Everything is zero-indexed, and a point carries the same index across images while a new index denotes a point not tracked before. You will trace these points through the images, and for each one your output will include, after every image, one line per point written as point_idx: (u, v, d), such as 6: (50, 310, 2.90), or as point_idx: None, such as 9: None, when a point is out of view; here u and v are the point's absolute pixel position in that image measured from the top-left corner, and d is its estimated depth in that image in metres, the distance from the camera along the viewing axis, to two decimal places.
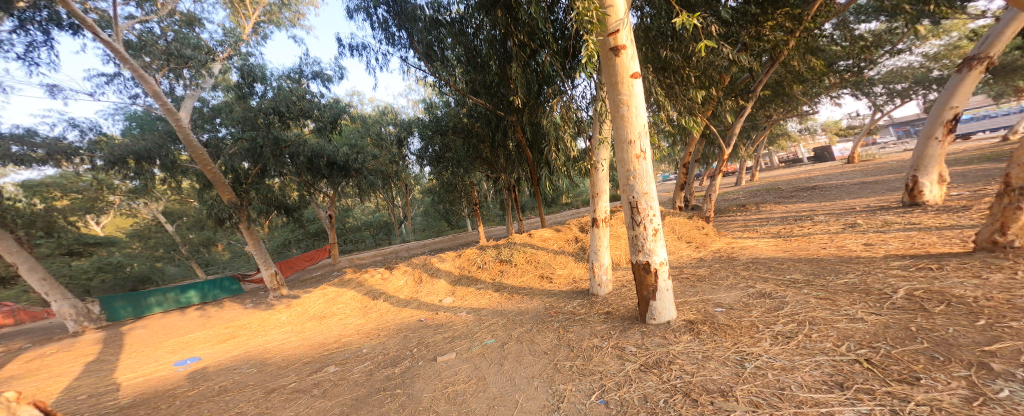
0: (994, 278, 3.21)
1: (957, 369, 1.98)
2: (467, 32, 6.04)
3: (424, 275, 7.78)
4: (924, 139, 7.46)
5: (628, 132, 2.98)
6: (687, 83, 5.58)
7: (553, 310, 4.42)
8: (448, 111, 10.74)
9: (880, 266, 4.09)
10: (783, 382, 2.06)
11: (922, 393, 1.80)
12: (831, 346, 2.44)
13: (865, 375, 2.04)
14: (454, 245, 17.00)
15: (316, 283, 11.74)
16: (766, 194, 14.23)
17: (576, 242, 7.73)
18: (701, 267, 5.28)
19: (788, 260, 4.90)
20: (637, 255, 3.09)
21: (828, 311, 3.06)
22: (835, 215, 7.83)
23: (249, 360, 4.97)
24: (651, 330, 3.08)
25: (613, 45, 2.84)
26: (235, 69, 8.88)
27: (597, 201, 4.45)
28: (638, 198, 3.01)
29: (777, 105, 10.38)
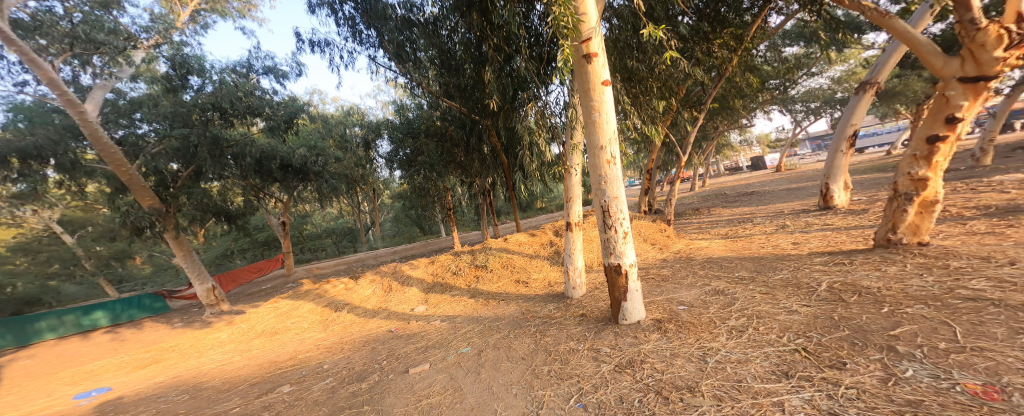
0: (890, 270, 3.79)
1: (873, 352, 2.29)
2: (440, 33, 6.03)
3: (394, 284, 7.45)
4: (832, 151, 8.54)
5: (599, 139, 3.10)
6: (650, 93, 5.94)
7: (529, 314, 4.46)
8: (420, 114, 10.62)
9: (806, 262, 4.62)
10: (739, 374, 2.24)
11: (850, 377, 2.05)
12: (776, 337, 2.71)
13: (804, 362, 2.28)
14: (426, 251, 16.59)
15: (263, 297, 10.81)
16: (715, 199, 15.51)
17: (550, 246, 7.85)
18: (665, 268, 5.62)
19: (736, 259, 5.38)
20: (608, 257, 3.21)
21: (771, 304, 3.39)
22: (769, 217, 8.75)
23: (181, 386, 4.43)
24: (623, 330, 3.21)
25: (586, 52, 2.94)
26: (164, 60, 7.99)
27: (570, 205, 4.56)
28: (609, 202, 3.14)
29: (724, 117, 11.42)
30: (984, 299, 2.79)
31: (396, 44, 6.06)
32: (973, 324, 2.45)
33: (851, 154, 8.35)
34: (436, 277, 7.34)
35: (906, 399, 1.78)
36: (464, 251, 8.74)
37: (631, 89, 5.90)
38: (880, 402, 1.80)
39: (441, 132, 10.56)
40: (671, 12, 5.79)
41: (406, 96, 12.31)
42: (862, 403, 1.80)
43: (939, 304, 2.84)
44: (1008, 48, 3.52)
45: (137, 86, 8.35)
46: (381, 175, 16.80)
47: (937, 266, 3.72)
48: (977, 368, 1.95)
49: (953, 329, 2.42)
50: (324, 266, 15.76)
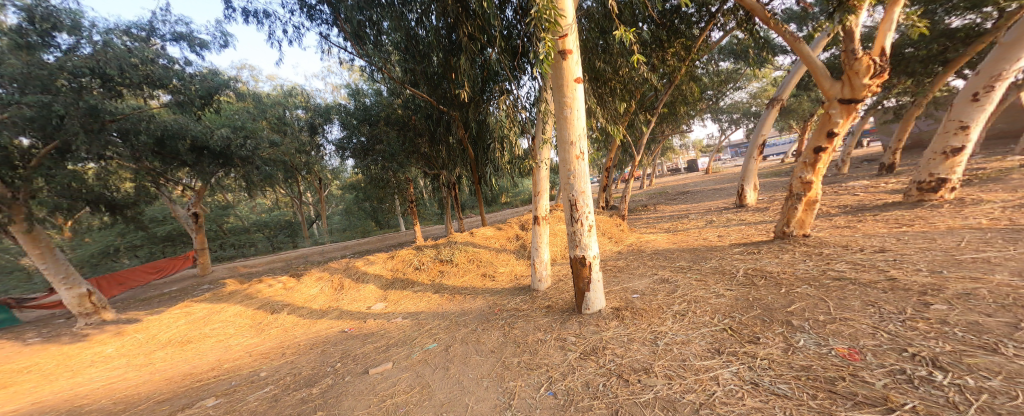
0: (785, 257, 4.58)
1: (777, 327, 2.75)
2: (408, 20, 5.54)
3: (345, 281, 6.95)
4: (747, 158, 9.90)
5: (570, 135, 3.20)
6: (614, 93, 6.46)
7: (496, 308, 4.48)
8: (380, 100, 9.95)
9: (727, 252, 5.36)
10: (683, 354, 2.53)
11: (762, 349, 2.45)
12: (709, 318, 3.10)
13: (731, 339, 2.66)
14: (384, 247, 15.47)
15: (162, 302, 9.18)
16: (659, 197, 17.12)
17: (512, 241, 7.90)
18: (619, 260, 6.04)
19: (677, 250, 6.01)
20: (574, 250, 3.36)
21: (704, 290, 3.87)
22: (703, 213, 9.91)
23: (51, 413, 3.58)
24: (586, 319, 3.39)
25: (562, 48, 3.01)
26: (13, 9, 6.29)
27: (538, 199, 4.61)
28: (576, 196, 3.27)
29: (669, 122, 12.57)
30: (845, 278, 3.53)
31: (355, 24, 5.53)
32: (839, 299, 3.08)
33: (760, 160, 9.72)
34: (395, 274, 6.97)
35: (801, 365, 2.18)
36: (422, 245, 8.41)
37: (598, 88, 6.21)
38: (783, 368, 2.17)
39: (402, 120, 10.04)
40: (635, 17, 6.13)
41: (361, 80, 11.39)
42: (772, 371, 2.15)
43: (818, 284, 3.51)
44: (872, 77, 4.37)
45: None
46: (330, 164, 15.39)
47: (815, 253, 4.58)
48: (844, 335, 2.47)
49: (827, 304, 3.02)
50: (253, 265, 13.89)
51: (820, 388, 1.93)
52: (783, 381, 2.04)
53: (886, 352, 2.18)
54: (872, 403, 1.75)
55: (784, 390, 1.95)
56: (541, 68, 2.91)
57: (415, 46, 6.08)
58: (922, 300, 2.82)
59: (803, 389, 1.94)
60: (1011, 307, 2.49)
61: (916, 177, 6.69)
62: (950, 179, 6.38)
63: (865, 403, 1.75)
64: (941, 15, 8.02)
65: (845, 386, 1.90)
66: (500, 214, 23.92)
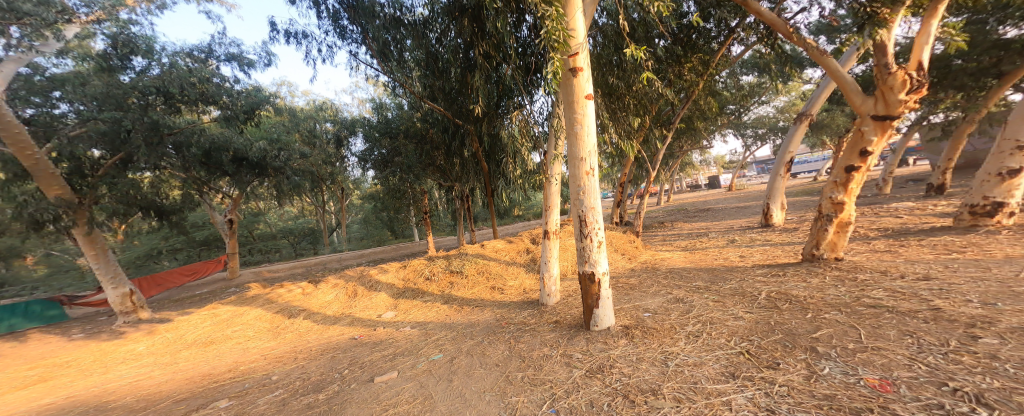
0: (812, 281, 4.26)
1: (799, 353, 2.53)
2: (429, 36, 6.10)
3: (360, 288, 7.10)
4: (773, 175, 9.51)
5: (579, 150, 3.21)
6: (627, 109, 6.34)
7: (504, 321, 4.40)
8: (401, 113, 10.57)
9: (749, 273, 5.06)
10: (695, 376, 2.37)
11: (782, 375, 2.25)
12: (725, 341, 2.91)
13: (748, 364, 2.47)
14: (397, 256, 15.87)
15: (195, 303, 9.68)
16: (678, 214, 16.64)
17: (523, 253, 7.84)
18: (632, 277, 5.85)
19: (694, 269, 5.75)
20: (583, 265, 3.30)
21: (721, 311, 3.64)
22: (723, 232, 9.52)
23: (82, 407, 3.77)
24: (594, 336, 3.27)
25: (573, 65, 3.07)
26: (102, 36, 7.18)
27: (548, 213, 4.58)
28: (586, 211, 3.23)
29: (688, 137, 12.29)
30: (881, 306, 3.23)
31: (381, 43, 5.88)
32: (872, 327, 2.82)
33: (786, 178, 9.37)
34: (409, 282, 7.06)
35: (824, 393, 1.99)
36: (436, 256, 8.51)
37: (611, 103, 6.22)
38: (803, 397, 1.99)
39: (423, 134, 10.46)
40: (650, 33, 6.19)
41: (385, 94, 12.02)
42: (790, 399, 1.97)
43: (849, 310, 3.23)
44: (909, 92, 4.14)
45: (62, 63, 7.19)
46: (353, 175, 16.08)
47: (848, 278, 4.24)
48: (875, 364, 2.25)
49: (859, 331, 2.77)
50: (275, 270, 14.46)
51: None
52: (803, 410, 1.86)
53: (922, 385, 1.96)
54: None
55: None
56: (552, 86, 2.98)
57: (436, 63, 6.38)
58: (969, 332, 2.54)
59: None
60: None
61: (968, 200, 6.13)
62: (1009, 202, 5.80)
63: None
64: (993, 24, 7.56)
65: None
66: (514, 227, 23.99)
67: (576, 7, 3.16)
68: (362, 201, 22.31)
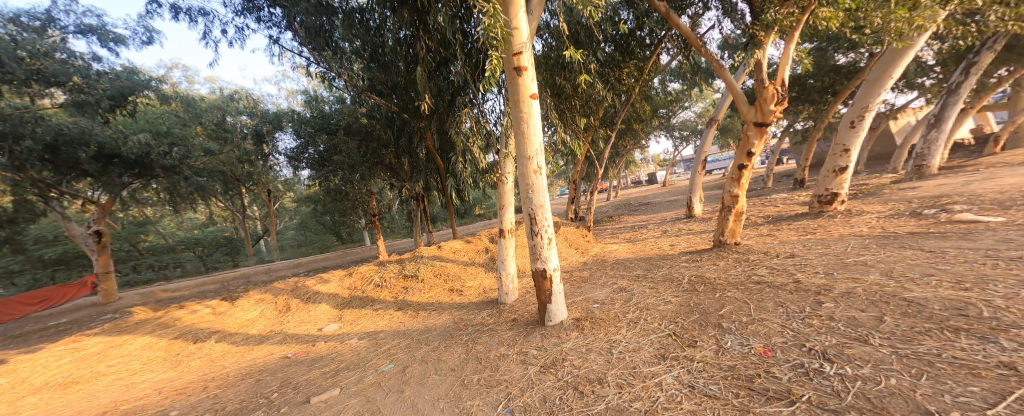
0: (722, 263, 5.08)
1: (710, 330, 3.01)
2: (371, 28, 5.65)
3: (296, 302, 6.36)
4: (694, 171, 10.91)
5: (527, 149, 3.30)
6: (574, 110, 6.89)
7: (462, 323, 4.34)
8: (341, 108, 9.75)
9: (675, 260, 5.82)
10: (634, 362, 2.65)
11: (698, 352, 2.66)
12: (657, 325, 3.30)
13: (674, 344, 2.84)
14: (344, 262, 14.46)
15: (45, 338, 7.56)
16: (622, 208, 18.33)
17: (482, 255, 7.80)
18: (584, 270, 6.24)
19: (634, 260, 6.37)
20: (535, 263, 3.42)
21: (655, 297, 4.13)
22: (661, 223, 10.73)
23: None
24: (549, 331, 3.43)
25: (517, 64, 3.13)
26: None
27: (503, 212, 4.65)
28: (535, 210, 3.35)
29: (631, 138, 13.40)
30: (764, 282, 4.00)
31: (313, 29, 5.44)
32: (757, 301, 3.49)
33: (702, 174, 10.84)
34: (351, 294, 6.52)
35: (728, 365, 2.42)
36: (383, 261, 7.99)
37: (561, 104, 6.78)
38: (714, 370, 2.38)
39: (367, 131, 9.70)
40: (593, 39, 6.63)
41: (320, 87, 11.02)
42: (704, 373, 2.36)
43: (743, 288, 3.93)
44: (776, 104, 5.10)
45: None
46: (282, 175, 14.22)
47: (744, 259, 5.14)
48: (760, 334, 2.81)
49: (749, 306, 3.39)
50: (174, 288, 11.97)
51: (741, 386, 2.16)
52: (714, 382, 2.24)
53: (790, 347, 2.55)
54: (779, 396, 2.01)
55: (714, 391, 2.15)
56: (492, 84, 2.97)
57: (379, 54, 6.05)
58: (819, 300, 3.33)
59: (728, 389, 2.15)
60: (877, 302, 3.11)
61: (816, 192, 7.87)
62: (840, 193, 7.59)
63: (773, 397, 2.01)
64: (830, 53, 9.84)
65: (760, 382, 2.17)
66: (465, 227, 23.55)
67: (519, 5, 3.17)
68: (298, 203, 20.19)
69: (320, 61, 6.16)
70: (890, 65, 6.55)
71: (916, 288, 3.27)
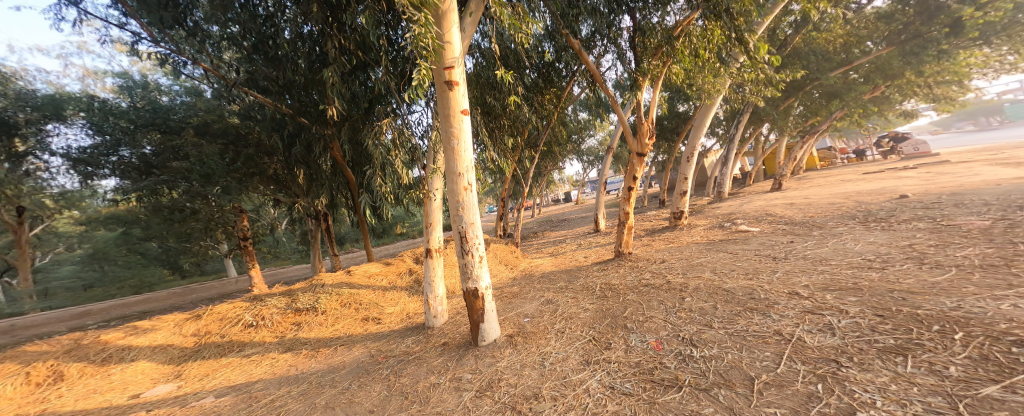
0: (624, 270, 5.84)
1: (619, 331, 3.38)
2: (260, 15, 5.20)
3: (86, 367, 4.55)
4: (598, 192, 12.19)
5: (457, 165, 3.16)
6: (503, 129, 7.14)
7: (380, 356, 3.96)
8: (192, 102, 7.91)
9: (586, 270, 6.41)
10: (564, 371, 2.72)
11: (612, 354, 2.90)
12: (579, 332, 3.51)
13: (594, 348, 3.07)
14: (188, 303, 11.02)
15: None
16: (544, 224, 19.85)
17: (392, 288, 7.38)
18: (514, 286, 6.23)
19: (558, 272, 6.74)
20: (466, 283, 3.28)
21: (575, 305, 4.42)
22: (577, 237, 11.77)
23: None
24: (482, 352, 3.28)
25: (449, 78, 3.03)
26: None
27: (430, 231, 4.39)
28: (465, 228, 3.21)
29: (551, 159, 14.50)
30: (650, 285, 4.72)
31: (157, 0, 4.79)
32: (648, 301, 4.10)
33: (604, 194, 12.23)
34: (201, 341, 5.34)
35: (635, 362, 2.73)
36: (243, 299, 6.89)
37: (489, 122, 6.97)
38: (625, 367, 2.66)
39: (238, 133, 8.09)
40: (519, 63, 6.84)
41: (154, 70, 8.39)
42: (619, 372, 2.59)
43: (635, 290, 4.58)
44: (647, 137, 6.24)
45: None
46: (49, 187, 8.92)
47: (635, 266, 6.02)
48: (651, 328, 3.31)
49: (643, 305, 3.97)
50: None
51: (646, 379, 2.45)
52: (627, 380, 2.47)
53: (671, 339, 3.04)
54: (674, 384, 2.34)
55: (629, 388, 2.37)
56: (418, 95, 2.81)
57: (266, 45, 5.61)
58: (682, 295, 4.11)
59: (638, 384, 2.41)
60: (712, 293, 4.05)
61: (670, 210, 9.95)
62: (681, 211, 9.78)
63: (670, 385, 2.33)
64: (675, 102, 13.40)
65: (658, 372, 2.52)
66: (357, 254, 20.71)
67: (453, 21, 3.12)
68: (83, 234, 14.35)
69: (164, 39, 5.58)
70: (701, 116, 8.86)
71: (728, 280, 4.45)
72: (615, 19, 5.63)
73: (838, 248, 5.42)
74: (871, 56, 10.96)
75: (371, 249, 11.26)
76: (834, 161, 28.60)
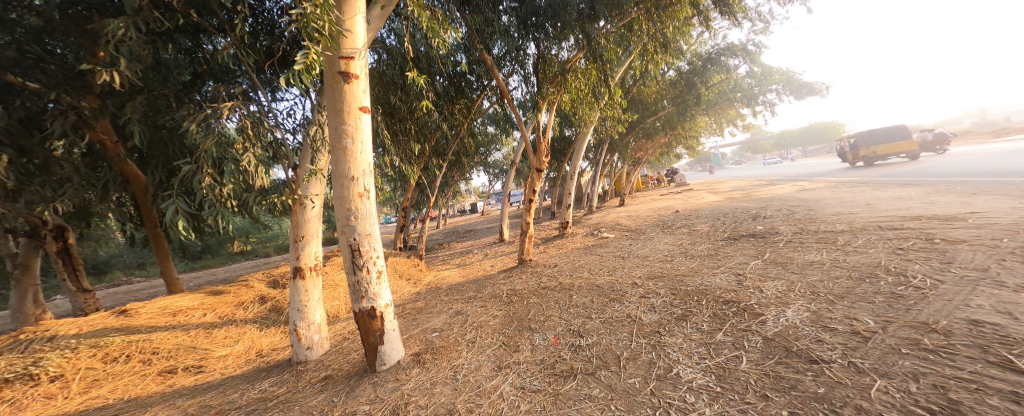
0: (529, 275, 6.23)
1: (525, 332, 3.59)
2: None
3: None
4: (504, 205, 12.48)
5: (350, 168, 2.85)
6: (408, 133, 7.09)
7: (213, 412, 3.02)
8: None
9: (494, 279, 6.50)
10: (477, 381, 2.71)
11: (522, 356, 3.06)
12: (489, 339, 3.55)
13: (505, 353, 3.17)
14: None
15: None
16: (445, 236, 19.34)
17: (221, 324, 5.72)
18: (418, 301, 5.78)
19: (466, 283, 6.60)
20: (360, 302, 2.93)
21: (485, 313, 4.45)
22: (485, 247, 11.83)
23: None
24: (382, 378, 2.96)
25: (345, 69, 2.75)
26: None
27: (304, 246, 3.75)
28: (361, 240, 2.89)
29: (459, 170, 14.40)
30: (549, 287, 5.17)
31: None
32: (550, 301, 4.49)
33: (509, 206, 12.56)
34: None
35: (539, 359, 2.95)
36: None
37: (392, 125, 6.82)
38: (535, 366, 2.84)
39: None
40: (431, 68, 6.69)
41: None
42: (527, 372, 2.75)
43: (534, 294, 4.96)
44: (541, 156, 6.82)
45: None
46: None
47: (535, 271, 6.50)
48: (546, 326, 3.68)
49: (545, 305, 4.35)
50: None
51: (550, 374, 2.68)
52: (535, 377, 2.66)
53: (565, 333, 3.43)
54: (569, 373, 2.65)
55: (536, 385, 2.54)
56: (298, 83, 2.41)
57: None
58: (571, 293, 4.71)
59: (544, 379, 2.61)
60: (587, 289, 4.81)
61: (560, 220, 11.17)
62: (565, 220, 11.13)
63: (565, 375, 2.63)
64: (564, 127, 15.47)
65: (558, 364, 2.82)
66: (140, 287, 14.47)
67: (358, 10, 2.90)
68: None
69: None
70: (578, 142, 10.43)
71: (600, 277, 5.36)
72: (521, 44, 6.03)
73: (654, 247, 7.27)
74: (667, 110, 15.19)
75: (179, 277, 8.49)
76: (649, 184, 38.36)
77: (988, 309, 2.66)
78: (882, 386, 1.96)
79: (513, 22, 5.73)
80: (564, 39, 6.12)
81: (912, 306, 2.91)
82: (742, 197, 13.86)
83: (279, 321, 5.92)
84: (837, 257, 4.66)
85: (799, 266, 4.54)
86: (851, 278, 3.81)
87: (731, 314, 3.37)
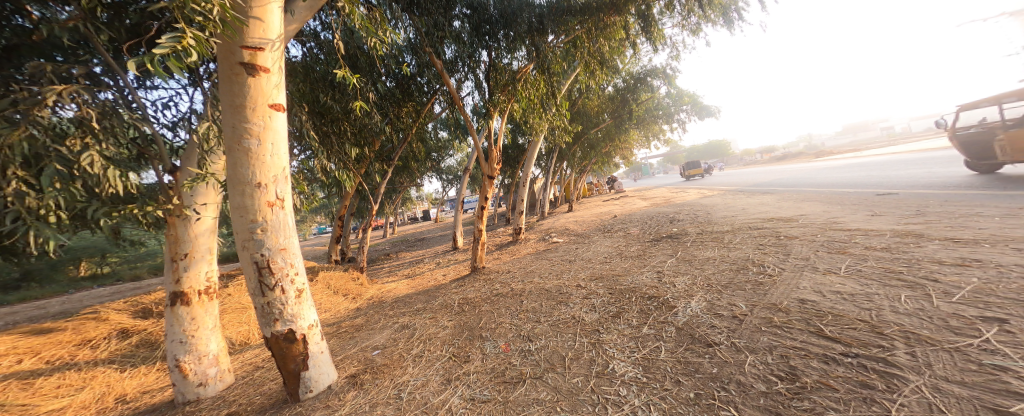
0: (482, 283, 6.12)
1: (476, 341, 3.51)
2: None
3: None
4: (456, 212, 12.15)
5: (257, 174, 2.50)
6: (343, 135, 6.56)
7: None
8: None
9: (445, 289, 6.25)
10: (423, 398, 2.55)
11: (472, 366, 2.97)
12: (438, 352, 3.39)
13: (455, 365, 3.05)
14: None
15: None
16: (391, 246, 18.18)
17: (68, 368, 4.52)
18: (357, 317, 5.27)
19: (414, 294, 6.23)
20: (274, 327, 2.55)
21: (434, 325, 4.24)
22: (436, 256, 11.36)
23: None
24: (308, 407, 2.62)
25: (247, 61, 2.41)
26: None
27: (192, 265, 3.23)
28: (273, 255, 2.54)
29: (406, 175, 13.72)
30: (501, 294, 5.14)
31: None
32: (503, 308, 4.47)
33: (462, 213, 12.23)
34: None
35: (491, 368, 2.90)
36: None
37: (322, 125, 6.25)
38: (486, 376, 2.78)
39: None
40: (374, 69, 6.20)
41: None
42: (478, 383, 2.68)
43: (486, 302, 4.89)
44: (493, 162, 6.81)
45: None
46: None
47: (485, 279, 6.41)
48: (497, 333, 3.66)
49: (496, 313, 4.31)
50: None
51: (500, 382, 2.65)
52: (486, 387, 2.60)
53: (515, 339, 3.42)
54: (515, 379, 2.66)
55: (487, 394, 2.49)
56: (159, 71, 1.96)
57: None
58: (521, 299, 4.76)
59: (495, 388, 2.57)
60: (537, 293, 4.90)
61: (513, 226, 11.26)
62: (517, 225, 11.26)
63: (509, 381, 2.64)
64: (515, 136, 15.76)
65: (507, 371, 2.81)
66: None
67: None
68: None
69: None
70: (530, 149, 10.68)
71: (551, 281, 5.51)
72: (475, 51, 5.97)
73: (598, 250, 7.74)
74: (605, 123, 16.45)
75: None
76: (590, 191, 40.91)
77: (808, 289, 3.36)
78: (751, 361, 2.33)
79: (465, 28, 5.64)
80: (516, 49, 6.23)
81: (766, 291, 3.53)
82: (662, 203, 15.55)
83: (149, 357, 4.89)
84: (723, 253, 5.42)
85: (699, 262, 5.21)
86: (731, 269, 4.53)
87: (653, 308, 3.73)
